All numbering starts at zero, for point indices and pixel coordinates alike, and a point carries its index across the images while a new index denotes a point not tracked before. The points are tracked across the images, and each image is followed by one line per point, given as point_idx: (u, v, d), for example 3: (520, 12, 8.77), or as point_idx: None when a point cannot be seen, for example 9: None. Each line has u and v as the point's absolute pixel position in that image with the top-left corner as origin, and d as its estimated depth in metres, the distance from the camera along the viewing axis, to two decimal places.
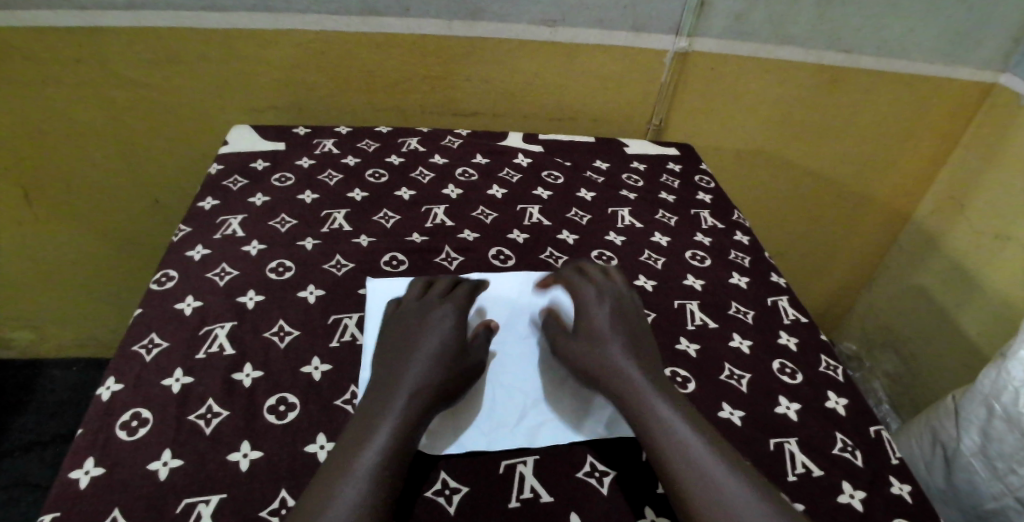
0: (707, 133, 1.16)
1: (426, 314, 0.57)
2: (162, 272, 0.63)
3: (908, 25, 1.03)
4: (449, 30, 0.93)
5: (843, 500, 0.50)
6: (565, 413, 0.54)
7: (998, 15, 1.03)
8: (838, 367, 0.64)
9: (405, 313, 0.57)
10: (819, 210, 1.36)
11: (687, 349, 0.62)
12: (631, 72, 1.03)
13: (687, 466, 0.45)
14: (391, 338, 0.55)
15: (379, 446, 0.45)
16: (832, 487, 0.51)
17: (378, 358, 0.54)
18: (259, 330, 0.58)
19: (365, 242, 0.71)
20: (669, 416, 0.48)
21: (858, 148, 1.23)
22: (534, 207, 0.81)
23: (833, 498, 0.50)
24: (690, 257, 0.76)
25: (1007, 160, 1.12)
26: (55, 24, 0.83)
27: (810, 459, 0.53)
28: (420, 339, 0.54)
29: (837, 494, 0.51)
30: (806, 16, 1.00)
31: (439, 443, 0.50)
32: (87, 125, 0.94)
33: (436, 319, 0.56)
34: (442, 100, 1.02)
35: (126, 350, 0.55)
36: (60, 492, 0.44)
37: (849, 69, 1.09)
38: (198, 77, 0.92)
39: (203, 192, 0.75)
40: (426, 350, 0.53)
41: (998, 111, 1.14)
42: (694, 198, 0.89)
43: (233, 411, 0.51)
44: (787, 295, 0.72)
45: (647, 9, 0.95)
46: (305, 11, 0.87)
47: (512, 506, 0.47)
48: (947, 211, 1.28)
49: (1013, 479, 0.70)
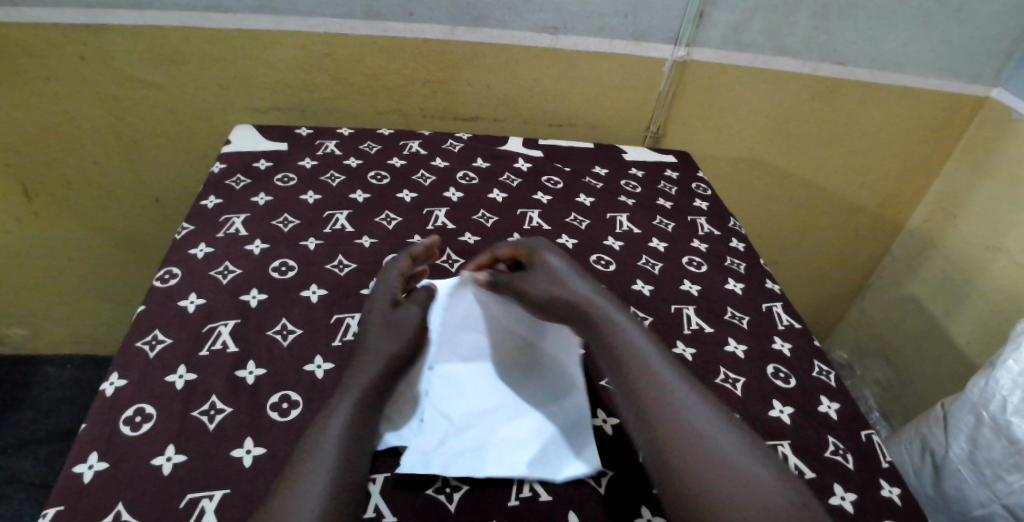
0: (703, 143, 1.18)
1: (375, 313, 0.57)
2: (166, 269, 0.64)
3: (901, 40, 1.05)
4: (451, 35, 0.94)
5: (581, 289, 0.56)
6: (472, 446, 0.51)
7: (988, 30, 1.05)
8: (830, 372, 0.65)
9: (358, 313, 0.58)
10: (813, 221, 1.38)
11: (684, 353, 0.64)
12: (631, 80, 1.04)
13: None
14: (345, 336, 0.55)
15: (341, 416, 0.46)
16: (601, 337, 0.52)
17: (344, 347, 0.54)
18: (262, 327, 0.59)
19: (367, 243, 0.72)
20: (652, 365, 0.49)
21: (852, 158, 1.25)
22: (534, 211, 0.82)
23: (565, 296, 0.56)
24: (687, 262, 0.77)
25: (997, 176, 1.14)
26: (59, 21, 0.84)
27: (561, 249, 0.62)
28: (379, 331, 0.55)
29: (573, 283, 0.57)
30: (805, 28, 1.02)
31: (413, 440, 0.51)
32: (88, 121, 0.94)
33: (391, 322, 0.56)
34: (441, 104, 1.03)
35: (130, 345, 0.55)
36: (65, 486, 0.45)
37: (845, 81, 1.11)
38: (201, 77, 0.92)
39: (206, 190, 0.76)
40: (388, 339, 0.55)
41: (989, 125, 1.16)
42: (691, 205, 0.91)
43: (237, 408, 0.51)
44: (781, 301, 0.74)
45: (647, 19, 0.97)
46: (311, 14, 0.88)
47: (511, 505, 0.48)
48: (938, 221, 1.30)
49: (1000, 486, 0.72)
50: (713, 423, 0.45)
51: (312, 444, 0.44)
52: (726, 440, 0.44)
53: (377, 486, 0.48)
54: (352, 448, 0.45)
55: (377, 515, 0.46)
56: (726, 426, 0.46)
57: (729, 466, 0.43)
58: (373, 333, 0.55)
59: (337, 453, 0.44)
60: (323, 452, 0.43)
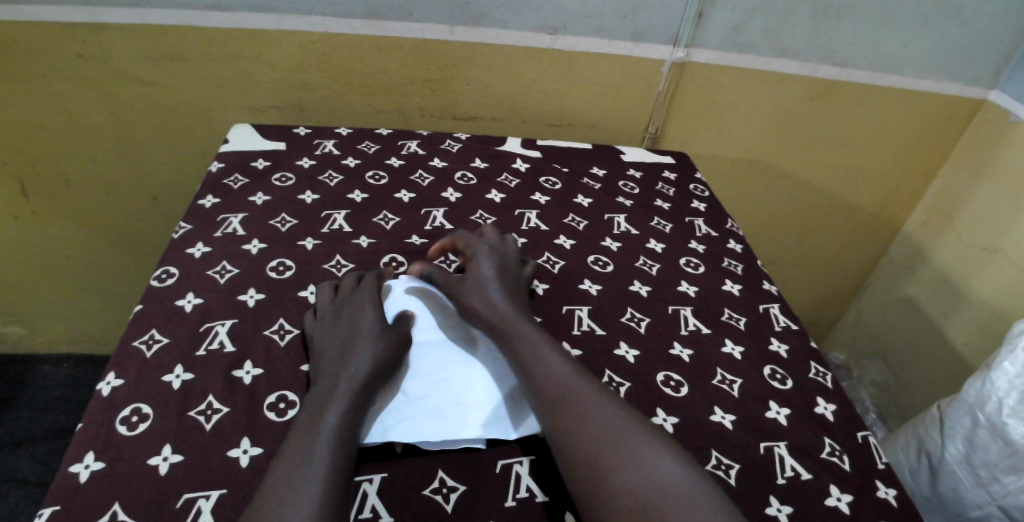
0: (701, 144, 1.18)
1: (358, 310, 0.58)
2: (163, 269, 0.64)
3: (900, 41, 1.06)
4: (451, 35, 0.94)
5: (493, 294, 0.61)
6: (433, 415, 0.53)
7: (986, 32, 1.06)
8: (826, 373, 0.65)
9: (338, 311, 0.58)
10: (811, 222, 1.38)
11: (681, 354, 0.64)
12: (630, 80, 1.04)
13: (623, 497, 0.44)
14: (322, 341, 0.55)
15: (332, 419, 0.47)
16: (506, 338, 0.58)
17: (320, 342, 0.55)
18: (260, 327, 0.59)
19: (365, 243, 0.72)
20: (547, 360, 0.54)
21: (850, 160, 1.25)
22: (533, 212, 0.82)
23: (479, 301, 0.61)
24: (685, 264, 0.77)
25: (995, 177, 1.15)
26: (58, 19, 0.83)
27: (490, 253, 0.67)
28: (358, 335, 0.55)
29: (488, 290, 0.62)
30: (804, 29, 1.02)
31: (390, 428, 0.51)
32: (86, 119, 0.94)
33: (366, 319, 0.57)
34: (440, 104, 1.03)
35: (127, 345, 0.55)
36: (61, 486, 0.44)
37: (844, 83, 1.11)
38: (200, 76, 0.92)
39: (204, 190, 0.76)
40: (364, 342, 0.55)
41: (988, 127, 1.17)
42: (689, 206, 0.91)
43: (234, 407, 0.51)
44: (778, 303, 0.74)
45: (646, 20, 0.97)
46: (310, 13, 0.88)
47: (508, 505, 0.48)
48: (936, 223, 1.30)
49: (996, 487, 0.72)
50: (598, 407, 0.50)
51: (301, 450, 0.45)
52: (609, 419, 0.49)
53: (374, 486, 0.48)
54: (339, 453, 0.45)
55: (374, 515, 0.46)
56: (612, 408, 0.50)
57: (609, 441, 0.48)
58: (355, 336, 0.55)
59: (326, 458, 0.44)
60: (314, 457, 0.44)
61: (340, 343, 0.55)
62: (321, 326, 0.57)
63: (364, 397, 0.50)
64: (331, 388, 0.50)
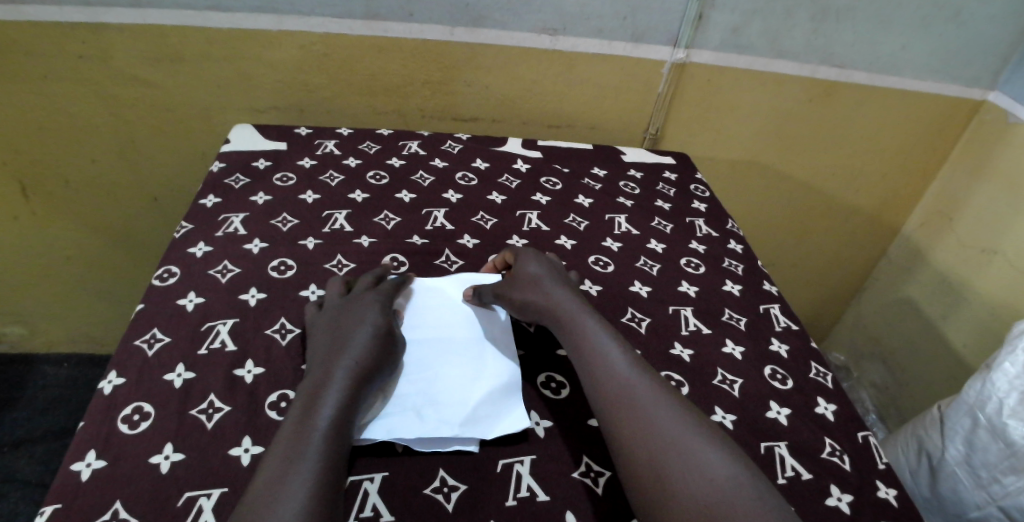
0: (701, 145, 1.18)
1: (357, 306, 0.58)
2: (164, 268, 0.64)
3: (900, 43, 1.06)
4: (451, 36, 0.94)
5: (551, 298, 0.61)
6: (421, 412, 0.53)
7: (985, 34, 1.06)
8: (827, 374, 0.65)
9: (338, 307, 0.58)
10: (810, 224, 1.38)
11: (682, 354, 0.64)
12: (630, 81, 1.04)
13: (684, 499, 0.44)
14: (319, 335, 0.55)
15: (327, 415, 0.47)
16: (570, 338, 0.58)
17: (320, 337, 0.55)
18: (261, 327, 0.59)
19: (366, 243, 0.72)
20: (611, 364, 0.54)
21: (849, 161, 1.26)
22: (533, 212, 0.82)
23: (541, 302, 0.61)
24: (686, 264, 0.78)
25: (994, 179, 1.15)
26: (59, 19, 0.83)
27: (543, 260, 0.67)
28: (355, 329, 0.55)
29: (547, 294, 0.62)
30: (804, 31, 1.02)
31: (381, 424, 0.51)
32: (86, 119, 0.94)
33: (366, 314, 0.57)
34: (441, 104, 1.03)
35: (128, 344, 0.55)
36: (62, 484, 0.45)
37: (843, 84, 1.11)
38: (200, 76, 0.92)
39: (205, 189, 0.76)
40: (360, 336, 0.55)
41: (987, 128, 1.17)
42: (690, 207, 0.91)
43: (235, 406, 0.51)
44: (778, 304, 0.74)
45: (646, 21, 0.97)
46: (311, 14, 0.88)
47: (509, 504, 0.48)
48: (935, 224, 1.30)
49: (996, 488, 0.72)
50: (660, 409, 0.50)
51: (292, 445, 0.45)
52: (672, 422, 0.49)
53: (374, 485, 0.48)
54: (333, 449, 0.45)
55: (374, 514, 0.46)
56: (675, 415, 0.50)
57: (671, 443, 0.47)
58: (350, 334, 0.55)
59: (320, 453, 0.44)
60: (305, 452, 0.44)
61: (334, 337, 0.55)
62: (322, 324, 0.57)
63: (358, 390, 0.50)
64: (324, 381, 0.50)
